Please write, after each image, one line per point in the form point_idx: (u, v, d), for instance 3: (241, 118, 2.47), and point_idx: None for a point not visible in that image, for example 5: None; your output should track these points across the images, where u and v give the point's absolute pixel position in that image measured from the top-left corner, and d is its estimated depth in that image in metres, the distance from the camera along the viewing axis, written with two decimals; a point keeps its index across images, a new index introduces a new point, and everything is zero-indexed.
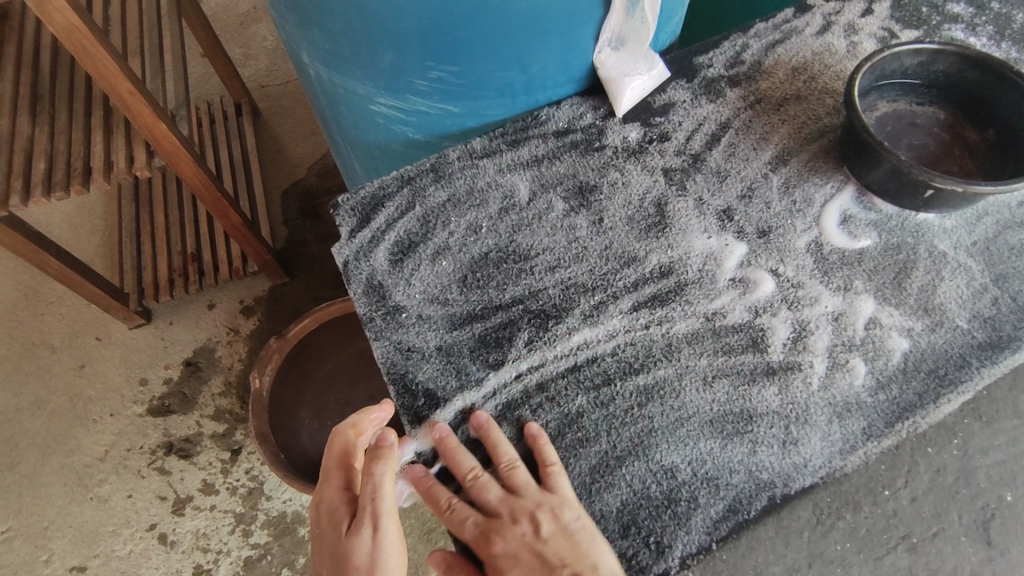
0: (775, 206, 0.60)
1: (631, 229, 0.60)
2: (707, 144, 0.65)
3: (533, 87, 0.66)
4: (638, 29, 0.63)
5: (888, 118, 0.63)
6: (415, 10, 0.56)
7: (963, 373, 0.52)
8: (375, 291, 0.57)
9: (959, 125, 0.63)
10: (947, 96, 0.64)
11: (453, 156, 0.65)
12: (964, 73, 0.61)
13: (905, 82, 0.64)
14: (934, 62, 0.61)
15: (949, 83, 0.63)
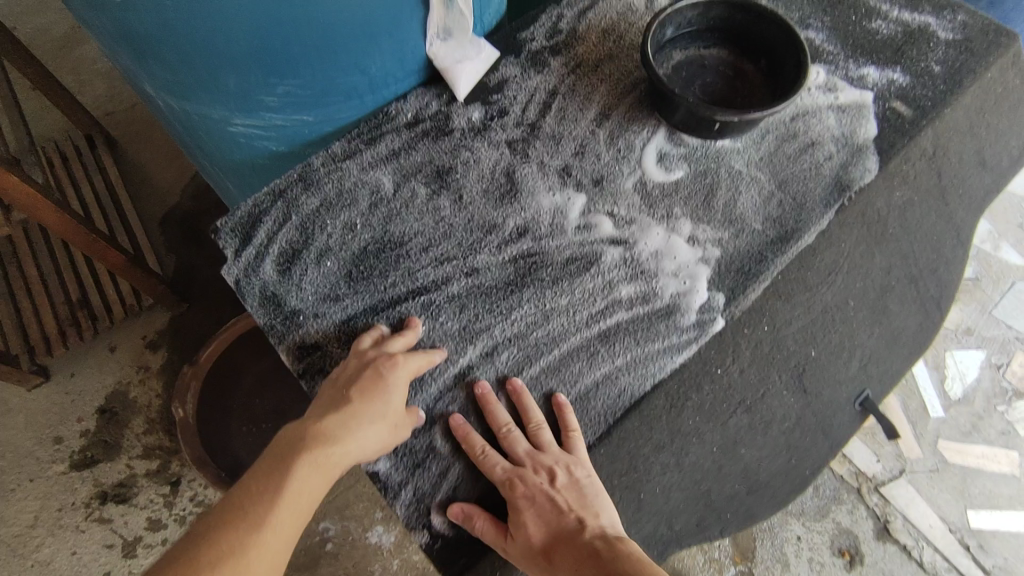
0: (604, 156, 0.71)
1: (488, 199, 0.68)
2: (540, 112, 0.73)
3: (377, 85, 0.72)
4: (458, 20, 0.70)
5: (681, 65, 0.75)
6: (248, 33, 0.59)
7: (763, 265, 0.65)
8: (270, 301, 0.63)
9: (740, 62, 0.76)
10: (726, 38, 0.76)
11: (317, 162, 0.70)
12: (734, 17, 0.73)
13: (691, 31, 0.75)
14: (710, 11, 0.73)
15: (725, 26, 0.75)
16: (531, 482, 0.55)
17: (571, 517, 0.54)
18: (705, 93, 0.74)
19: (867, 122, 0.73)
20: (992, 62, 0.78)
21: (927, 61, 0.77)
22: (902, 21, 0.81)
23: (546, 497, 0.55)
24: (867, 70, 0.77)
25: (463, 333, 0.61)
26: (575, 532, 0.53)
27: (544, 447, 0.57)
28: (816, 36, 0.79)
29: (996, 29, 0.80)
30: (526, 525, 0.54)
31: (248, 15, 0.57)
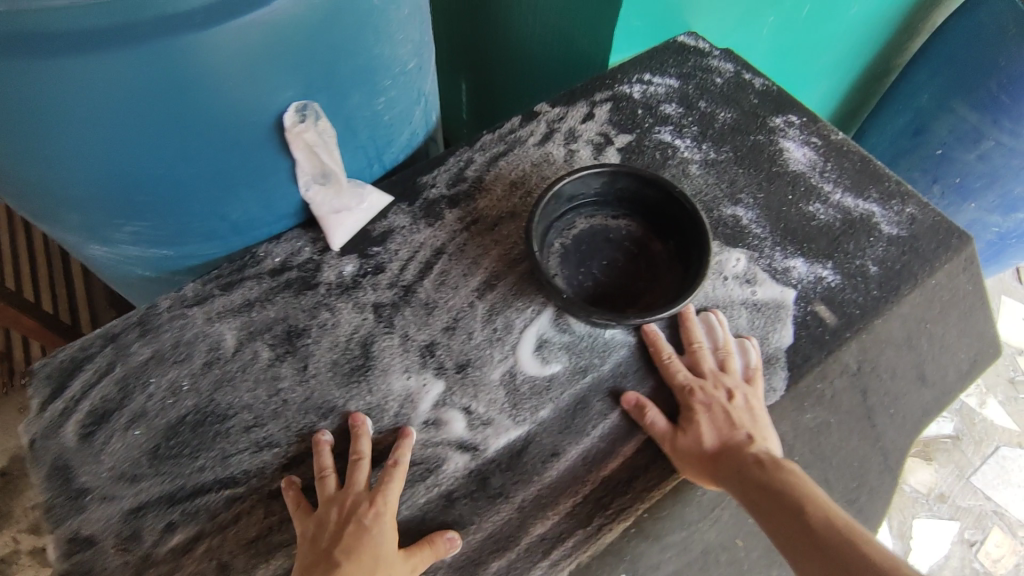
0: (477, 335, 0.63)
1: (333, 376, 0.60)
2: (419, 273, 0.66)
3: (243, 227, 0.66)
4: (335, 169, 0.64)
5: (583, 235, 0.68)
6: (88, 179, 0.54)
7: (625, 501, 0.58)
8: (57, 472, 0.55)
9: (649, 236, 0.68)
10: (636, 208, 0.69)
11: (162, 306, 0.63)
12: (643, 190, 0.67)
13: (597, 199, 0.68)
14: (616, 181, 0.66)
15: (633, 198, 0.68)
16: (710, 395, 0.58)
17: (742, 431, 0.57)
18: (606, 269, 0.66)
19: (782, 328, 0.65)
20: (939, 267, 0.69)
21: (863, 258, 0.69)
22: (844, 206, 0.72)
23: (723, 410, 0.58)
24: (794, 262, 0.68)
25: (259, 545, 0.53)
26: (744, 445, 0.56)
27: (728, 371, 0.60)
28: (744, 213, 0.71)
29: (948, 228, 0.71)
30: (694, 438, 0.57)
31: (84, 163, 0.53)
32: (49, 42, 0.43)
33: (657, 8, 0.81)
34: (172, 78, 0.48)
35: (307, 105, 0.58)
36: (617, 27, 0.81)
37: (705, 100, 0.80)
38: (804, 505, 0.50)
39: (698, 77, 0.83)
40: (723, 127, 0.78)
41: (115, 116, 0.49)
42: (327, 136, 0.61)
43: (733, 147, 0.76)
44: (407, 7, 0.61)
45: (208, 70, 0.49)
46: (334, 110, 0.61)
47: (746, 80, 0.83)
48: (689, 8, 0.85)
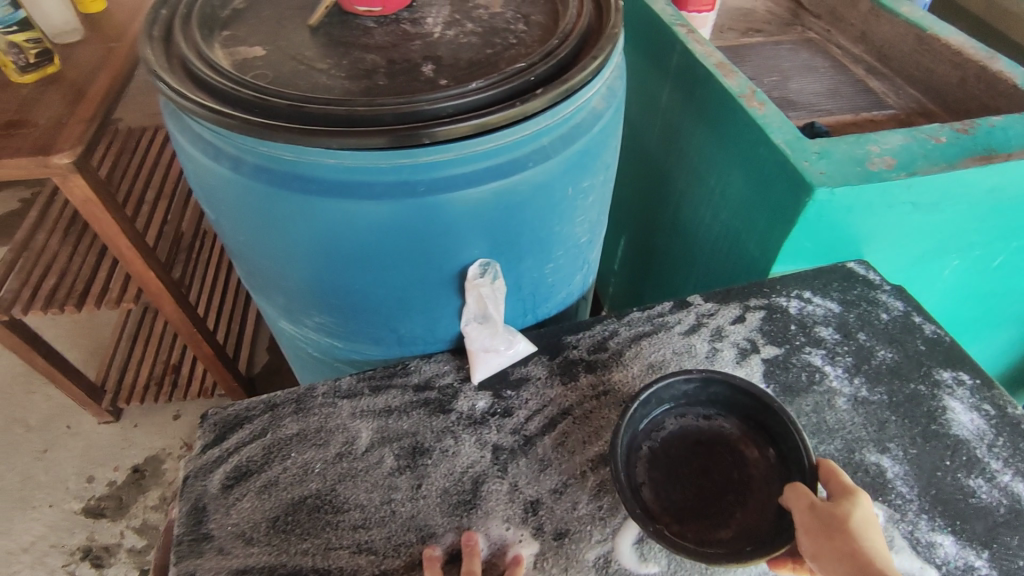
0: (581, 507, 0.64)
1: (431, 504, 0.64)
2: (543, 427, 0.70)
3: (405, 341, 0.75)
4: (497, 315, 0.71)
5: (678, 437, 0.67)
6: (312, 279, 0.68)
7: None
8: (194, 513, 0.63)
9: (743, 441, 0.66)
10: (733, 410, 0.68)
11: (319, 390, 0.73)
12: (738, 395, 0.66)
13: (686, 399, 0.68)
14: (708, 385, 0.66)
15: (731, 403, 0.67)
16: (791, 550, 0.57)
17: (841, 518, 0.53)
18: (693, 472, 0.65)
19: None
20: None
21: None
22: (1010, 491, 0.65)
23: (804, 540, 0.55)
24: (940, 537, 0.62)
25: None
26: (845, 518, 0.53)
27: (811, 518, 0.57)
28: (888, 467, 0.67)
29: None
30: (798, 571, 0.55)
31: (313, 267, 0.67)
32: (314, 184, 0.57)
33: (830, 234, 0.83)
34: (390, 225, 0.60)
35: (489, 263, 0.66)
36: (785, 243, 0.84)
37: (866, 333, 0.79)
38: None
39: (862, 307, 0.82)
40: (881, 366, 0.76)
41: (339, 239, 0.62)
42: (496, 293, 0.69)
43: (888, 389, 0.73)
44: (593, 196, 0.71)
45: (425, 226, 0.61)
46: (509, 269, 0.69)
47: (915, 323, 0.81)
48: (865, 239, 0.86)
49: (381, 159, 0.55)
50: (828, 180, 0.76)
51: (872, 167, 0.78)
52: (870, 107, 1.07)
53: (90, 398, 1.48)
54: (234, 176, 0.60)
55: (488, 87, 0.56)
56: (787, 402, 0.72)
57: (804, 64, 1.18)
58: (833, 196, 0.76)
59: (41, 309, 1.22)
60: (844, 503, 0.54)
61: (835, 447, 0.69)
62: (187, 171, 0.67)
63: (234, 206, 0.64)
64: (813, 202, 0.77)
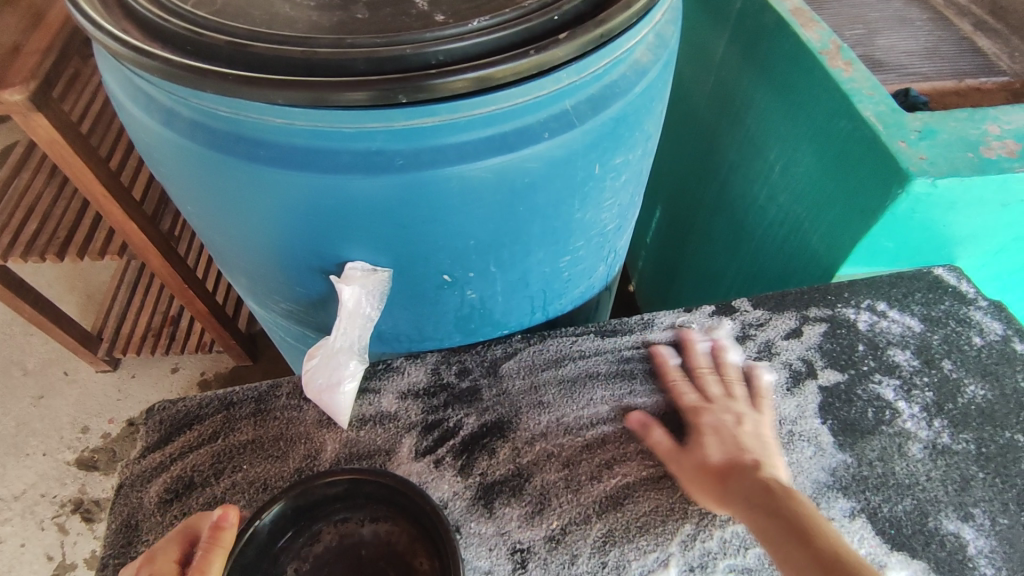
0: (580, 564, 0.52)
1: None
2: (542, 458, 0.57)
3: (387, 338, 0.63)
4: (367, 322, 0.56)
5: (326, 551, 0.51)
6: (272, 259, 0.56)
7: None
8: (126, 532, 0.54)
9: (415, 551, 0.51)
10: (401, 516, 0.52)
11: (283, 390, 0.62)
12: (394, 496, 0.51)
13: (345, 501, 0.52)
14: (360, 485, 0.52)
15: (379, 498, 0.52)
16: (718, 419, 0.57)
17: (749, 456, 0.54)
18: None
19: None
20: None
21: None
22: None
23: (729, 434, 0.56)
24: None
25: None
26: (752, 469, 0.52)
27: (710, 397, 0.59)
28: (974, 543, 0.53)
29: None
30: (702, 450, 0.55)
31: (273, 246, 0.54)
32: (263, 150, 0.45)
33: (920, 234, 0.67)
34: (360, 206, 0.47)
35: (356, 266, 0.52)
36: (862, 242, 0.68)
37: (952, 361, 0.64)
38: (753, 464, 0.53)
39: (948, 327, 0.67)
40: (969, 406, 0.61)
41: (299, 221, 0.50)
42: (369, 305, 0.54)
43: (977, 437, 0.59)
44: (628, 174, 0.57)
45: (406, 209, 0.47)
46: (514, 264, 0.55)
47: (1016, 351, 0.65)
48: (960, 241, 0.70)
49: (346, 120, 0.42)
50: (931, 168, 0.60)
51: (987, 154, 0.62)
52: (976, 71, 0.87)
53: (85, 346, 1.42)
54: (172, 136, 0.48)
55: (495, 29, 0.43)
56: (844, 444, 0.59)
57: (897, 14, 0.96)
58: (934, 190, 0.60)
59: (21, 256, 1.13)
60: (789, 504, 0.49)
61: (903, 508, 0.55)
62: (126, 125, 0.55)
63: (177, 168, 0.52)
64: (906, 195, 0.61)
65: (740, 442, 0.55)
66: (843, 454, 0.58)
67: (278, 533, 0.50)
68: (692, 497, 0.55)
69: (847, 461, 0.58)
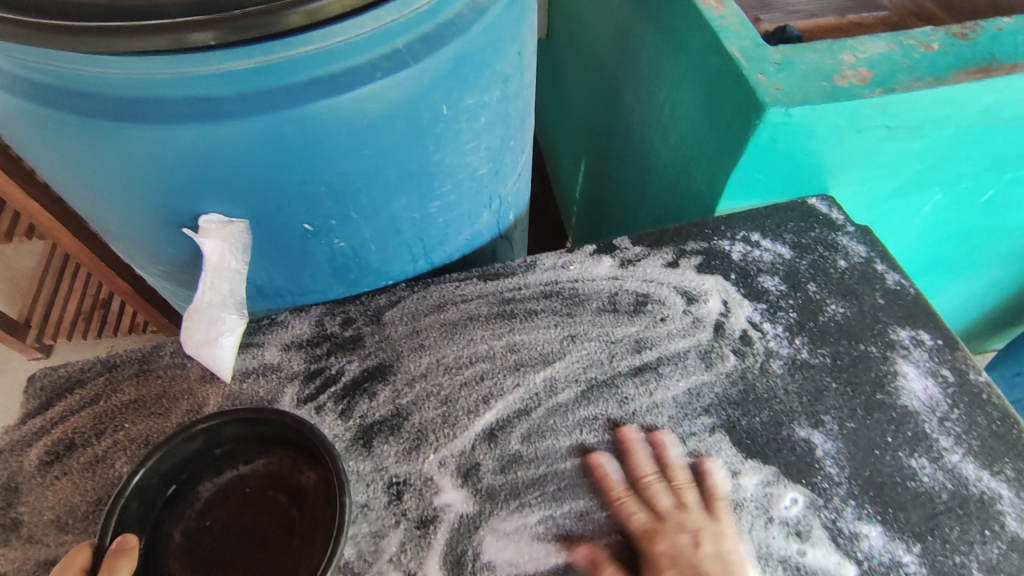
0: (454, 492, 0.54)
1: (198, 530, 0.54)
2: (422, 397, 0.59)
3: (267, 293, 0.63)
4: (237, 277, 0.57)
5: (226, 486, 0.56)
6: (131, 218, 0.56)
7: None
8: (5, 494, 0.54)
9: (297, 467, 0.56)
10: (275, 444, 0.57)
11: (167, 349, 0.62)
12: (263, 428, 0.55)
13: (212, 447, 0.55)
14: (225, 430, 0.54)
15: (262, 435, 0.56)
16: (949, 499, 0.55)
17: (926, 553, 0.51)
18: (239, 530, 0.54)
19: None
20: None
21: (969, 552, 0.53)
22: (979, 480, 0.56)
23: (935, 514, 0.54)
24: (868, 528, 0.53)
25: None
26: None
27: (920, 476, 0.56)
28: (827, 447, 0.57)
29: None
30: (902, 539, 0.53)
31: (127, 205, 0.54)
32: (86, 101, 0.45)
33: (788, 164, 0.70)
34: (198, 157, 0.47)
35: (212, 219, 0.52)
36: (734, 175, 0.71)
37: (817, 283, 0.68)
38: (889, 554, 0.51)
39: (817, 252, 0.70)
40: (829, 323, 0.65)
41: (143, 176, 0.49)
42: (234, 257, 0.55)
43: (834, 352, 0.63)
44: (486, 115, 0.57)
45: (245, 157, 0.48)
46: (377, 209, 0.56)
47: (877, 271, 0.69)
48: (829, 169, 0.73)
49: (161, 67, 0.42)
50: (785, 98, 0.62)
51: (841, 82, 0.64)
52: (858, 7, 0.89)
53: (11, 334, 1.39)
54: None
55: None
56: (709, 365, 0.62)
57: None
58: (789, 118, 0.63)
59: None
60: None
61: (760, 419, 0.59)
62: None
63: (14, 129, 0.51)
64: (764, 125, 0.63)
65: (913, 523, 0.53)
66: (708, 375, 0.61)
67: (158, 490, 0.52)
68: (564, 423, 0.58)
69: (712, 381, 0.61)
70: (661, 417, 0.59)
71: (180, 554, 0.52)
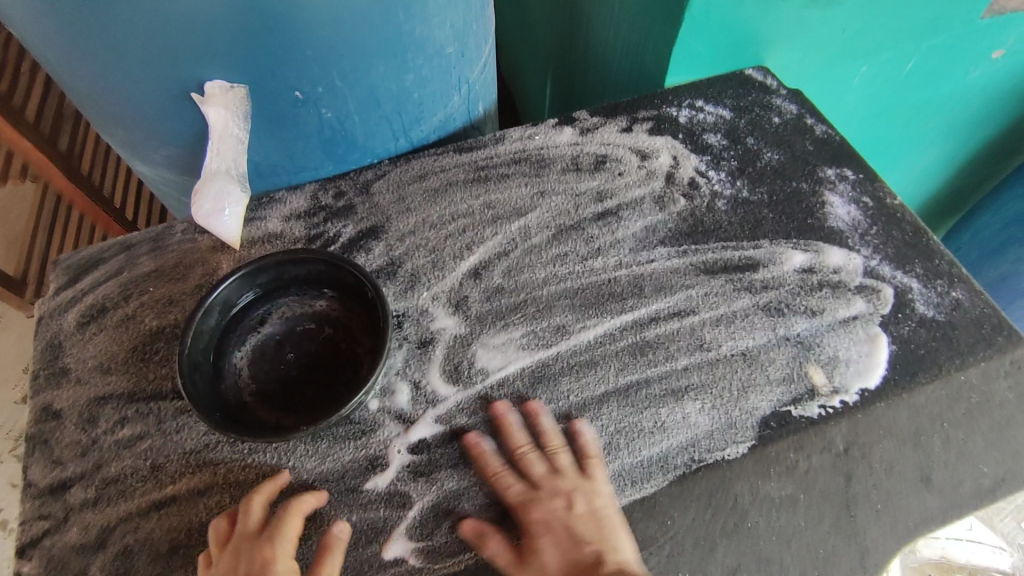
0: (446, 319, 0.63)
1: (262, 364, 0.60)
2: (412, 249, 0.67)
3: (265, 172, 0.71)
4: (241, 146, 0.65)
5: (279, 327, 0.62)
6: (133, 98, 0.61)
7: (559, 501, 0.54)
8: (51, 349, 0.62)
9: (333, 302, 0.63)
10: (310, 285, 0.62)
11: (178, 229, 0.69)
12: (295, 269, 0.60)
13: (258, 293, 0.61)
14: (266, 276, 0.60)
15: (308, 277, 0.61)
16: (752, 404, 0.58)
17: (766, 450, 0.57)
18: (298, 362, 0.60)
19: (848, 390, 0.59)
20: (971, 363, 0.60)
21: (884, 330, 0.62)
22: (893, 277, 0.65)
23: (757, 424, 0.57)
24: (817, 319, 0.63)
25: (191, 455, 0.56)
26: (766, 463, 0.56)
27: (762, 387, 0.59)
28: (792, 266, 0.66)
29: (1005, 327, 0.62)
30: (723, 448, 0.57)
31: (130, 83, 0.60)
32: None
33: (722, 35, 0.78)
34: (199, 22, 0.54)
35: (219, 87, 0.60)
36: (676, 48, 0.79)
37: (755, 137, 0.76)
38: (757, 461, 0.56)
39: (754, 112, 0.78)
40: (766, 167, 0.74)
41: (137, 47, 0.55)
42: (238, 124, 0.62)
43: (770, 190, 0.72)
44: None
45: (242, 22, 0.54)
46: (358, 79, 0.65)
47: (807, 124, 0.77)
48: (761, 41, 0.81)
49: None
50: None
51: None
52: None
53: None
54: None
55: None
56: (663, 207, 0.70)
57: None
58: None
59: None
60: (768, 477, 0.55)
61: (709, 246, 0.68)
62: None
63: (16, 10, 0.55)
64: None
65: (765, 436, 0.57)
66: (661, 215, 0.70)
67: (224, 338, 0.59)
68: (539, 261, 0.66)
69: (665, 219, 0.70)
70: (622, 250, 0.67)
71: (251, 387, 0.58)
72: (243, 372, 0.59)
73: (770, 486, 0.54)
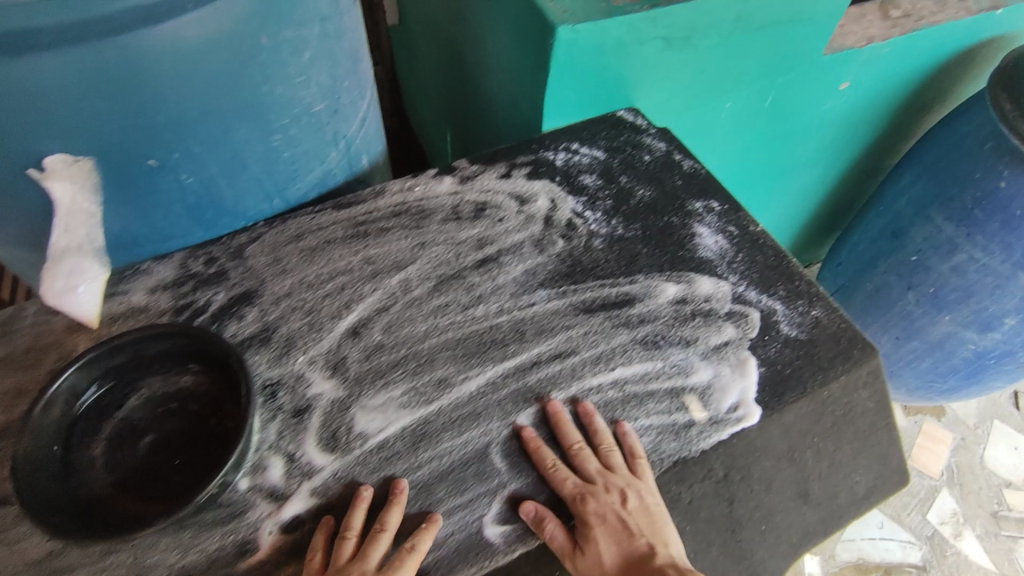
0: (324, 383, 0.61)
1: (118, 452, 0.56)
2: (289, 312, 0.65)
3: (127, 244, 0.67)
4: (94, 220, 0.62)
5: (139, 409, 0.58)
6: None
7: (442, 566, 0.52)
8: None
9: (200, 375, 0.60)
10: (171, 359, 0.59)
11: (30, 310, 0.64)
12: (152, 345, 0.57)
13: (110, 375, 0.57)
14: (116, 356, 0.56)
15: (170, 352, 0.58)
16: (604, 506, 0.56)
17: (642, 541, 0.56)
18: (153, 446, 0.56)
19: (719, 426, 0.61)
20: (832, 379, 0.64)
21: (753, 354, 0.65)
22: (758, 300, 0.69)
23: (619, 518, 0.57)
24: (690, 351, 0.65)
25: (37, 562, 0.51)
26: (646, 555, 0.56)
27: (614, 468, 0.58)
28: (667, 297, 0.69)
29: (860, 341, 0.66)
30: (596, 557, 0.55)
31: None
32: None
33: (589, 80, 0.82)
34: (28, 95, 0.51)
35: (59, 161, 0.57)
36: (548, 94, 0.81)
37: (627, 175, 0.79)
38: (640, 553, 0.56)
39: (627, 152, 0.82)
40: (639, 204, 0.77)
41: None
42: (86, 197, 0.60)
43: (643, 226, 0.75)
44: (310, 52, 0.65)
45: (77, 91, 0.52)
46: (217, 142, 0.64)
47: (676, 160, 0.81)
48: (627, 84, 0.85)
49: None
50: (570, 18, 0.74)
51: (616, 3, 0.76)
52: None
53: None
54: None
55: None
56: (542, 249, 0.72)
57: None
58: (576, 35, 0.74)
59: None
60: (653, 551, 0.56)
61: (587, 286, 0.69)
62: None
63: None
64: (558, 44, 0.75)
65: (649, 518, 0.57)
66: (541, 257, 0.71)
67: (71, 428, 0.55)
68: (419, 314, 0.66)
69: (545, 261, 0.71)
70: (503, 295, 0.68)
71: (104, 478, 0.54)
72: (96, 462, 0.55)
73: (662, 570, 0.55)
